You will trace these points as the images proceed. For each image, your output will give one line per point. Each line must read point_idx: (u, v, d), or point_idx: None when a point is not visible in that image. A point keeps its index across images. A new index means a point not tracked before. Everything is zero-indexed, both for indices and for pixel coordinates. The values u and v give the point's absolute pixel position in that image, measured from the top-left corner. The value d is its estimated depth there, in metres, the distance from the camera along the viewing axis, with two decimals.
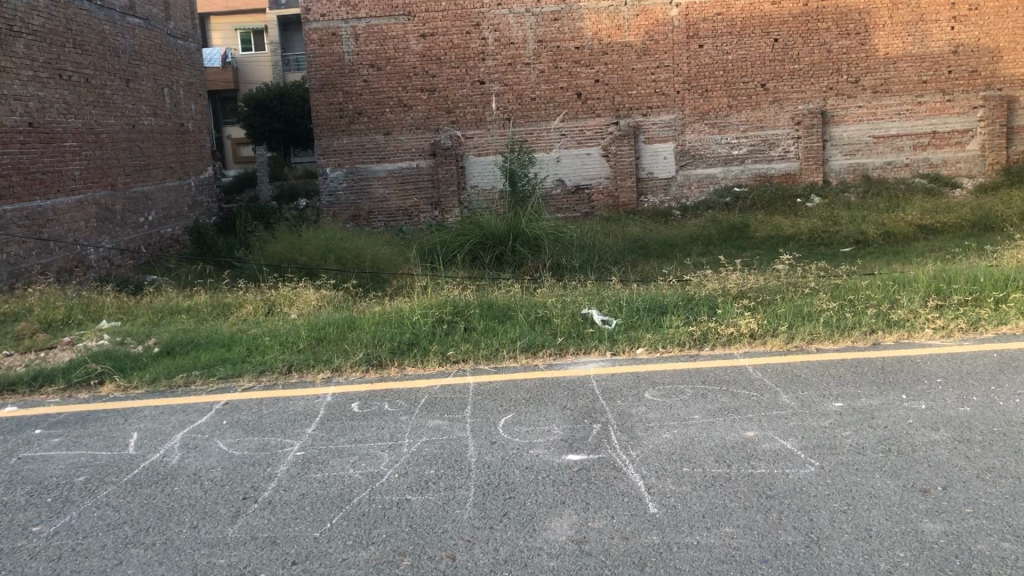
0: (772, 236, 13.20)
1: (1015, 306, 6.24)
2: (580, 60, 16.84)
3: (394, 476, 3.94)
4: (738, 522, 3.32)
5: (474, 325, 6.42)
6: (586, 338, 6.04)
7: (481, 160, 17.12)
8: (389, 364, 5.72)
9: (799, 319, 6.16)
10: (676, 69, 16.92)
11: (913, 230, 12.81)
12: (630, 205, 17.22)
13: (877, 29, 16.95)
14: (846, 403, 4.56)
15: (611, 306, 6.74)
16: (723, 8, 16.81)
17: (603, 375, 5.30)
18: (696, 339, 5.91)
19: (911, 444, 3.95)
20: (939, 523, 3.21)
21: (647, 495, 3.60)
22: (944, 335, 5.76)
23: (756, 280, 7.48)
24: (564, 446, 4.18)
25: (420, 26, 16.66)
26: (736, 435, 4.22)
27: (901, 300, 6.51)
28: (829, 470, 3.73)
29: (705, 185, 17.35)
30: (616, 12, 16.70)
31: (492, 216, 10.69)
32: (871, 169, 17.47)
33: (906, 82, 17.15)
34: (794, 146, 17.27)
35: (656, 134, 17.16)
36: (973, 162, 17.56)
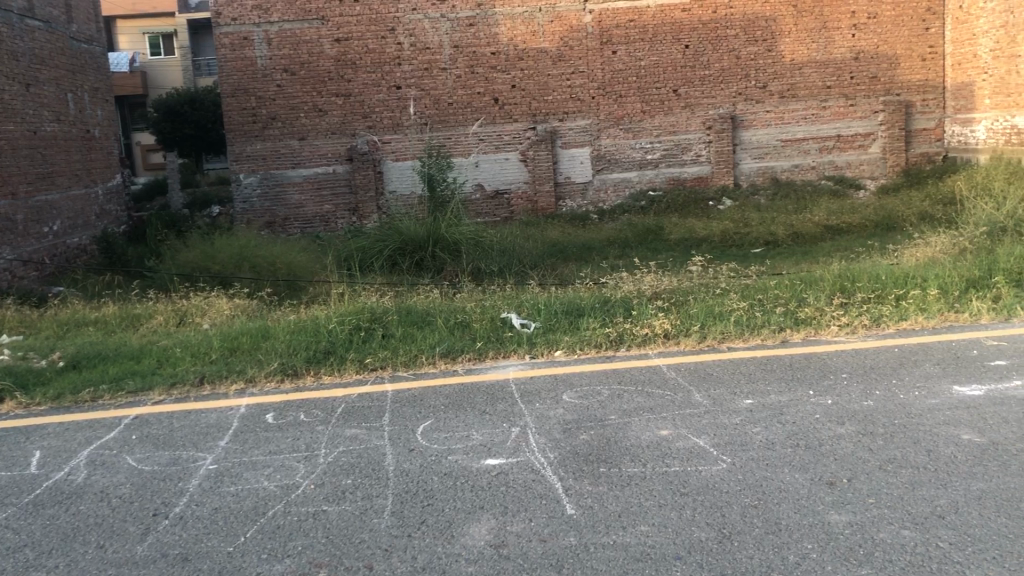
0: (686, 238, 13.45)
1: (913, 303, 6.48)
2: (497, 65, 16.91)
3: (310, 487, 3.88)
4: (653, 520, 3.36)
5: (392, 331, 6.38)
6: (506, 341, 6.06)
7: (398, 165, 17.01)
8: (305, 373, 5.63)
9: (711, 319, 6.27)
10: (591, 75, 17.12)
11: (820, 230, 13.24)
12: (549, 209, 17.31)
13: (783, 35, 17.48)
14: (756, 399, 4.68)
15: (530, 309, 6.77)
16: (636, 14, 17.09)
17: (522, 378, 5.33)
18: (612, 340, 5.99)
19: (817, 438, 4.07)
20: (844, 514, 3.31)
21: (564, 497, 3.63)
22: (849, 332, 5.96)
23: (671, 282, 7.60)
24: (483, 451, 4.19)
25: (334, 30, 16.51)
26: (650, 434, 4.28)
27: (808, 298, 6.71)
28: (740, 466, 3.83)
29: (621, 189, 17.57)
30: (531, 18, 16.85)
31: (410, 221, 10.61)
32: (780, 171, 17.95)
33: (811, 87, 17.72)
34: (706, 150, 17.63)
35: (573, 139, 17.32)
36: (875, 164, 18.18)
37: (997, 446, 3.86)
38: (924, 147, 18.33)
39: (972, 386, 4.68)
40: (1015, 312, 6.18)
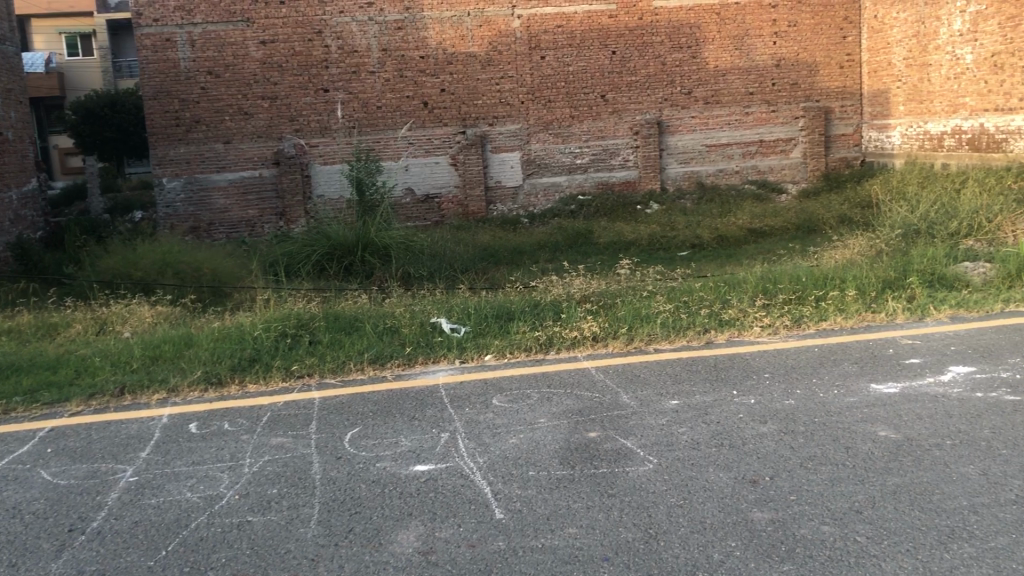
0: (615, 242, 13.59)
1: (832, 303, 6.67)
2: (425, 69, 16.86)
3: (234, 498, 3.80)
4: (582, 522, 3.39)
5: (319, 338, 6.30)
6: (435, 346, 6.03)
7: (326, 169, 16.81)
8: (230, 382, 5.51)
9: (638, 321, 6.35)
10: (520, 80, 17.19)
11: (744, 234, 13.52)
12: (479, 214, 17.31)
13: (707, 42, 17.81)
14: (682, 400, 4.74)
15: (459, 314, 6.75)
16: (564, 19, 17.21)
17: (451, 383, 5.31)
18: (542, 343, 6.01)
19: (741, 438, 4.15)
20: (767, 512, 3.38)
21: (493, 501, 3.63)
22: (771, 333, 6.09)
23: (599, 284, 7.66)
24: (412, 457, 4.16)
25: (260, 32, 16.26)
26: (579, 436, 4.31)
27: (732, 299, 6.85)
28: (667, 466, 3.88)
29: (551, 193, 17.66)
30: (459, 22, 16.85)
31: (339, 226, 10.49)
32: (705, 176, 18.30)
33: (734, 93, 18.09)
34: (633, 155, 17.85)
35: (503, 143, 17.36)
36: (796, 169, 18.67)
37: (912, 442, 3.99)
38: (843, 152, 18.88)
39: (887, 384, 4.82)
40: (928, 311, 6.39)
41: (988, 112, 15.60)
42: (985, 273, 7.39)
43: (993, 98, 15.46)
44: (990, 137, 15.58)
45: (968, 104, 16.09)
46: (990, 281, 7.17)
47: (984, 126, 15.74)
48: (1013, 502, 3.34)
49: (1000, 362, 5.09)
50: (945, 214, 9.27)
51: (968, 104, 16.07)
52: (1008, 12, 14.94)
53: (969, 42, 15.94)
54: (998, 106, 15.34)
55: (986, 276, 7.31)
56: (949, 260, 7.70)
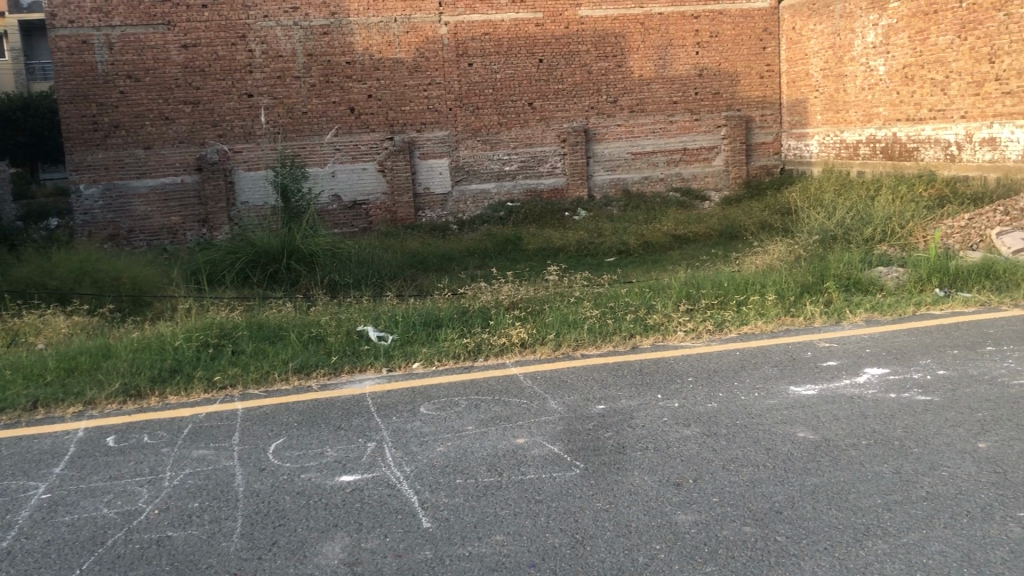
0: (544, 248, 13.68)
1: (753, 308, 6.83)
2: (352, 75, 16.72)
3: (154, 513, 3.70)
4: (508, 529, 3.39)
5: (243, 347, 6.19)
6: (362, 355, 5.97)
7: (251, 175, 16.53)
8: (150, 393, 5.36)
9: (566, 327, 6.39)
10: (447, 86, 17.17)
11: (669, 240, 13.74)
12: (407, 220, 17.21)
13: (632, 51, 18.04)
14: (608, 405, 4.79)
15: (386, 321, 6.70)
16: (490, 27, 17.26)
17: (378, 392, 5.26)
18: (470, 350, 6.00)
19: (665, 442, 4.20)
20: (690, 514, 3.43)
21: (420, 510, 3.60)
22: (695, 337, 6.20)
23: (526, 291, 7.69)
24: (338, 467, 4.11)
25: (181, 35, 15.90)
26: (506, 442, 4.32)
27: (656, 304, 6.96)
28: (593, 471, 3.91)
29: (480, 200, 17.69)
30: (386, 28, 16.74)
31: (264, 233, 10.32)
32: (631, 183, 18.56)
33: (658, 102, 18.40)
34: (561, 162, 18.01)
35: (431, 150, 17.31)
36: (718, 176, 19.09)
37: (829, 442, 4.10)
38: (763, 160, 19.40)
39: (806, 386, 4.95)
40: (845, 314, 6.58)
41: (900, 122, 16.17)
42: (898, 277, 7.65)
43: (904, 108, 16.03)
44: (903, 146, 16.14)
45: (881, 114, 16.66)
46: (904, 284, 7.42)
47: (896, 135, 16.31)
48: (923, 499, 3.46)
49: (911, 363, 5.28)
50: (860, 220, 9.58)
51: (881, 114, 16.64)
52: (918, 26, 15.52)
53: (881, 54, 16.50)
54: (910, 116, 15.91)
55: (898, 280, 7.58)
56: (864, 265, 7.97)
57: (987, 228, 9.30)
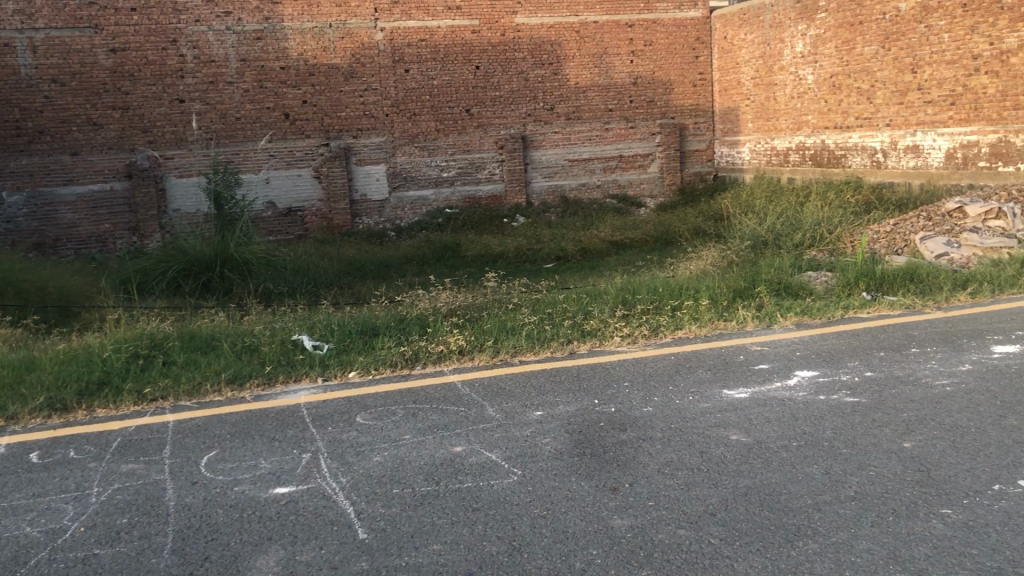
0: (483, 255, 13.68)
1: (687, 312, 6.93)
2: (286, 80, 16.52)
3: (80, 530, 3.59)
4: (446, 538, 3.37)
5: (174, 358, 6.06)
6: (297, 364, 5.89)
7: (183, 182, 16.19)
8: (77, 407, 5.21)
9: (503, 334, 6.40)
10: (383, 93, 17.07)
11: (606, 246, 13.86)
12: (345, 227, 17.04)
13: (568, 59, 18.19)
14: (545, 411, 4.81)
15: (322, 330, 6.63)
16: (427, 34, 17.21)
17: (314, 402, 5.19)
18: (407, 358, 5.96)
19: (602, 446, 4.24)
20: (626, 518, 3.46)
21: (356, 521, 3.56)
22: (631, 342, 6.26)
23: (464, 298, 7.69)
24: (272, 479, 4.04)
25: (109, 39, 15.52)
26: (444, 451, 4.30)
27: (593, 310, 7.01)
28: (531, 478, 3.91)
29: (418, 207, 17.61)
30: (321, 33, 16.59)
31: (196, 241, 10.11)
32: (568, 190, 18.70)
33: (595, 110, 18.57)
34: (498, 169, 18.05)
35: (367, 156, 17.19)
36: (654, 183, 19.35)
37: (761, 444, 4.17)
38: (697, 167, 19.75)
39: (739, 389, 5.04)
40: (775, 318, 6.72)
41: (828, 129, 16.59)
42: (826, 283, 7.84)
43: (833, 116, 16.44)
44: (831, 153, 16.56)
45: (810, 122, 17.09)
46: (832, 289, 7.60)
47: (824, 143, 16.73)
48: (852, 498, 3.54)
49: (840, 365, 5.40)
50: (790, 226, 9.79)
51: (810, 122, 17.06)
52: (844, 36, 15.93)
53: (810, 64, 16.91)
54: (837, 124, 16.32)
55: (827, 285, 7.79)
56: (795, 270, 8.17)
57: (912, 233, 9.58)
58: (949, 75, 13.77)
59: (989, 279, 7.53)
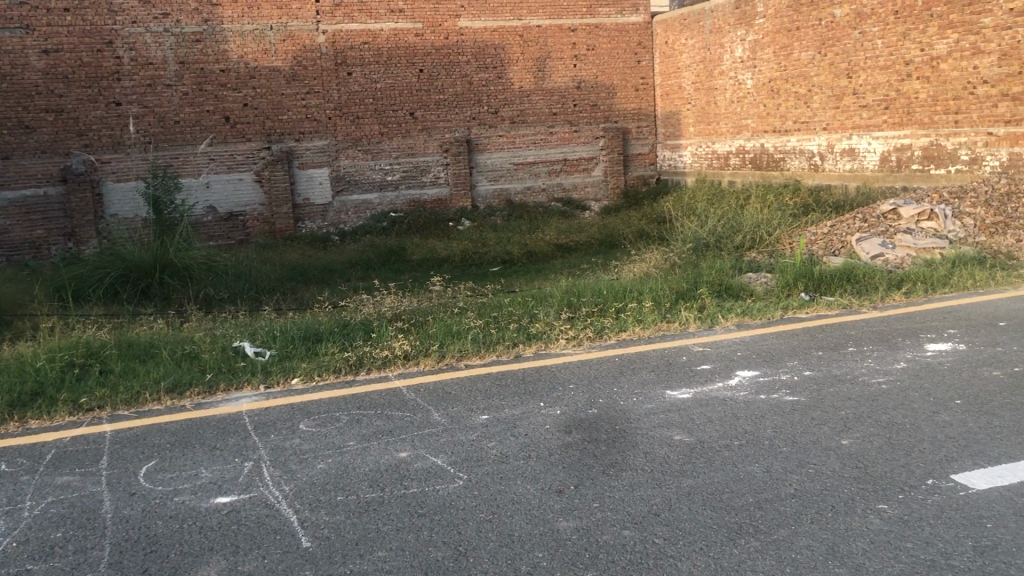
0: (428, 259, 13.63)
1: (631, 314, 6.99)
2: (227, 83, 16.27)
3: (12, 546, 3.48)
4: (391, 544, 3.35)
5: (111, 367, 5.92)
6: (238, 371, 5.79)
7: (120, 187, 15.82)
8: (10, 419, 5.06)
9: (449, 338, 6.38)
10: (326, 96, 16.92)
11: (551, 249, 13.93)
12: (287, 232, 16.81)
13: (511, 63, 18.24)
14: (491, 415, 4.80)
15: (264, 336, 6.54)
16: (369, 36, 17.12)
17: (256, 410, 5.12)
18: (351, 364, 5.90)
19: (547, 449, 4.25)
20: (572, 520, 3.47)
21: (299, 530, 3.52)
22: (576, 345, 6.29)
23: (410, 302, 7.64)
24: (213, 489, 3.97)
25: (41, 40, 15.12)
26: (389, 457, 4.26)
27: (539, 313, 7.03)
28: (476, 482, 3.90)
29: (362, 211, 17.49)
30: (262, 36, 16.40)
31: (134, 247, 9.87)
32: (514, 193, 18.76)
33: (539, 113, 18.66)
34: (443, 172, 18.02)
35: (310, 160, 17.01)
36: (598, 186, 19.51)
37: (703, 444, 4.22)
38: (640, 171, 19.99)
39: (681, 389, 5.10)
40: (717, 319, 6.81)
41: (767, 133, 16.90)
42: (766, 284, 7.98)
43: (771, 120, 16.76)
44: (770, 156, 16.88)
45: (749, 126, 17.40)
46: (772, 289, 7.74)
47: (763, 146, 17.05)
48: (792, 496, 3.60)
49: (779, 365, 5.50)
50: (730, 228, 9.96)
51: (749, 126, 17.38)
52: (781, 42, 16.24)
53: (748, 68, 17.21)
54: (775, 128, 16.65)
55: (768, 286, 7.94)
56: (735, 271, 8.30)
57: (848, 235, 9.79)
58: (883, 80, 14.11)
59: (922, 279, 7.73)
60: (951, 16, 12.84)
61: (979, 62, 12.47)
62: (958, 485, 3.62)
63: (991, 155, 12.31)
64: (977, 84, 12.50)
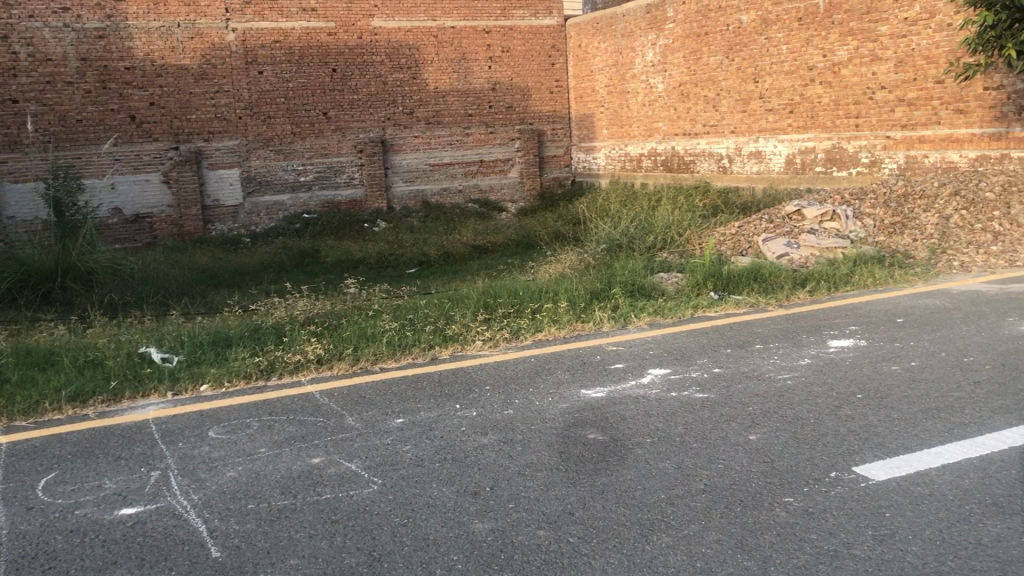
0: (343, 261, 13.48)
1: (547, 314, 7.03)
2: (132, 81, 15.77)
3: None
4: (303, 552, 3.29)
5: (8, 375, 5.68)
6: (144, 378, 5.61)
7: (17, 188, 15.09)
8: None
9: (363, 341, 6.30)
10: (237, 95, 16.55)
11: (468, 250, 13.93)
12: (197, 233, 16.38)
13: (426, 63, 18.16)
14: (406, 418, 4.76)
15: (172, 342, 6.36)
16: (281, 35, 16.83)
17: (162, 417, 4.97)
18: (262, 369, 5.78)
19: (463, 451, 4.24)
20: (486, 522, 3.47)
21: (208, 540, 3.43)
22: (492, 346, 6.30)
23: (323, 305, 7.53)
24: (117, 500, 3.83)
25: None
26: (302, 463, 4.19)
27: (455, 315, 7.01)
28: (391, 487, 3.86)
29: (275, 212, 17.17)
30: (169, 33, 15.95)
31: (33, 251, 9.48)
32: (429, 194, 18.71)
33: (454, 114, 18.63)
34: (357, 173, 17.85)
35: (220, 160, 16.62)
36: (513, 188, 19.62)
37: (617, 442, 4.27)
38: (555, 172, 20.22)
39: (596, 389, 5.15)
40: (631, 319, 6.91)
41: (678, 136, 17.25)
42: (677, 283, 8.14)
43: (682, 123, 17.11)
44: (680, 158, 17.24)
45: (661, 129, 17.73)
46: (683, 288, 7.89)
47: (674, 149, 17.40)
48: (702, 491, 3.67)
49: (690, 363, 5.61)
50: (643, 229, 10.13)
51: (661, 128, 17.72)
52: (691, 47, 16.58)
53: (659, 72, 17.54)
54: (686, 131, 17.01)
55: (679, 285, 8.10)
56: (647, 271, 8.44)
57: (755, 235, 10.05)
58: (788, 85, 14.53)
59: (825, 278, 7.98)
60: (851, 24, 13.29)
61: (877, 68, 12.97)
62: (859, 477, 3.75)
63: (889, 158, 12.83)
64: (875, 89, 12.99)
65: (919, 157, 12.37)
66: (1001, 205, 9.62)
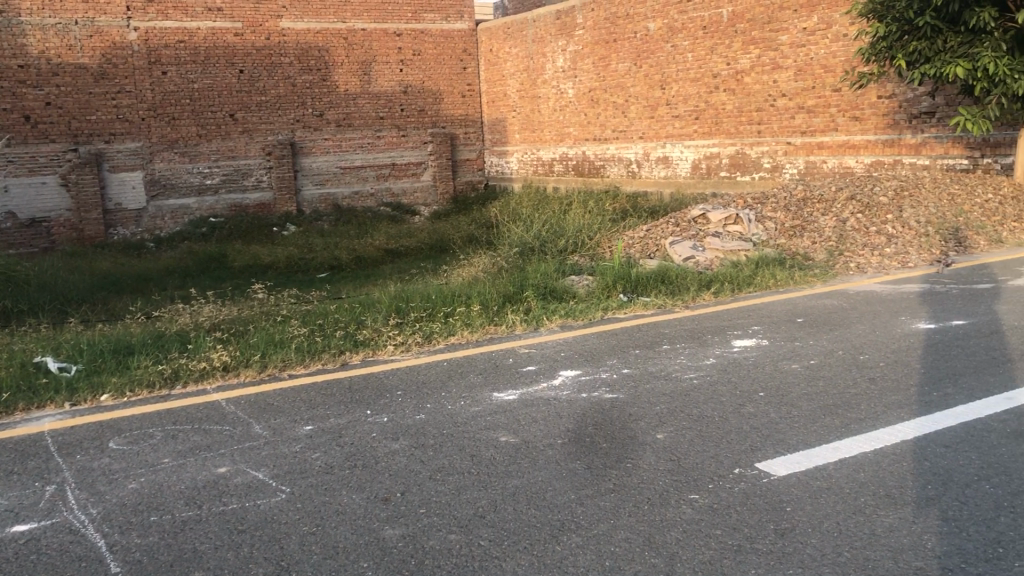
0: (251, 265, 13.20)
1: (459, 318, 7.03)
2: (26, 80, 15.14)
3: None
4: (209, 564, 3.21)
5: None
6: (39, 389, 5.39)
7: None
8: None
9: (271, 347, 6.19)
10: (139, 96, 16.06)
11: (380, 254, 13.81)
12: (98, 238, 15.78)
13: (336, 65, 17.96)
14: (316, 425, 4.70)
15: (69, 351, 6.13)
16: (185, 35, 16.41)
17: (59, 430, 4.77)
18: (166, 378, 5.61)
19: (373, 457, 4.20)
20: (397, 528, 3.45)
21: (108, 555, 3.31)
22: (404, 350, 6.26)
23: (230, 311, 7.36)
24: (10, 517, 3.67)
25: None
26: (207, 473, 4.09)
27: (366, 320, 6.94)
28: (299, 495, 3.80)
29: (180, 216, 16.70)
30: (66, 31, 15.38)
31: None
32: (341, 197, 18.48)
33: (365, 117, 18.46)
34: (266, 176, 17.50)
35: (122, 162, 16.09)
36: (426, 191, 19.53)
37: (528, 444, 4.30)
38: (468, 176, 20.26)
39: (507, 392, 5.17)
40: (542, 321, 6.96)
41: (589, 141, 17.49)
42: (587, 286, 8.25)
43: (592, 129, 17.35)
44: (591, 163, 17.47)
45: (572, 134, 17.95)
46: (593, 291, 8.00)
47: (585, 154, 17.62)
48: (611, 490, 3.72)
49: (600, 364, 5.69)
50: (554, 232, 10.23)
51: (571, 134, 17.93)
52: (600, 53, 16.82)
53: (569, 78, 17.76)
54: (596, 136, 17.26)
55: (590, 287, 8.20)
56: (558, 274, 8.52)
57: (663, 238, 10.26)
58: (694, 92, 14.87)
59: (729, 279, 8.20)
60: (753, 33, 13.68)
61: (777, 76, 13.38)
62: (761, 473, 3.86)
63: (790, 163, 13.28)
64: (776, 97, 13.40)
65: (819, 163, 12.83)
66: (894, 208, 10.05)
